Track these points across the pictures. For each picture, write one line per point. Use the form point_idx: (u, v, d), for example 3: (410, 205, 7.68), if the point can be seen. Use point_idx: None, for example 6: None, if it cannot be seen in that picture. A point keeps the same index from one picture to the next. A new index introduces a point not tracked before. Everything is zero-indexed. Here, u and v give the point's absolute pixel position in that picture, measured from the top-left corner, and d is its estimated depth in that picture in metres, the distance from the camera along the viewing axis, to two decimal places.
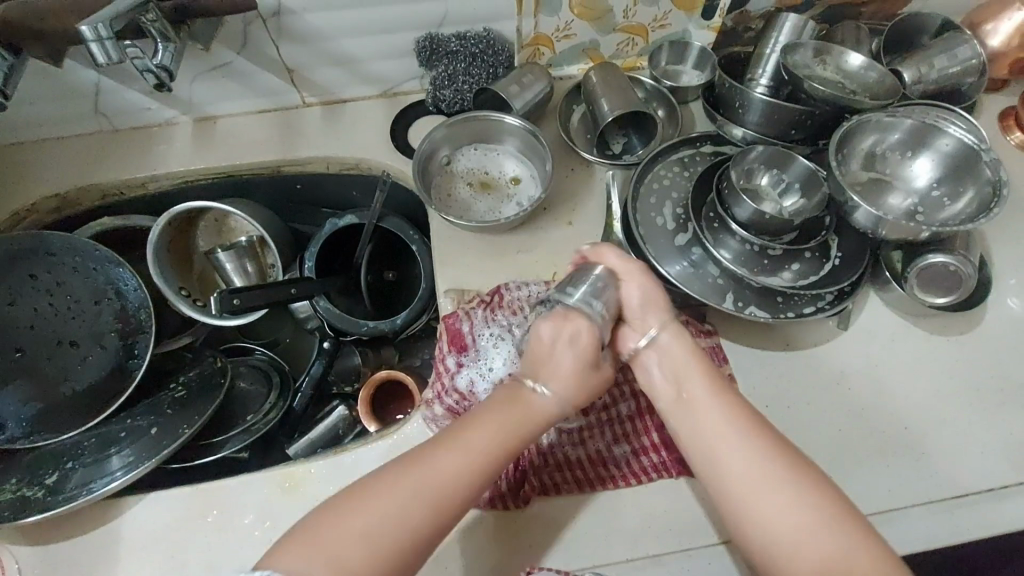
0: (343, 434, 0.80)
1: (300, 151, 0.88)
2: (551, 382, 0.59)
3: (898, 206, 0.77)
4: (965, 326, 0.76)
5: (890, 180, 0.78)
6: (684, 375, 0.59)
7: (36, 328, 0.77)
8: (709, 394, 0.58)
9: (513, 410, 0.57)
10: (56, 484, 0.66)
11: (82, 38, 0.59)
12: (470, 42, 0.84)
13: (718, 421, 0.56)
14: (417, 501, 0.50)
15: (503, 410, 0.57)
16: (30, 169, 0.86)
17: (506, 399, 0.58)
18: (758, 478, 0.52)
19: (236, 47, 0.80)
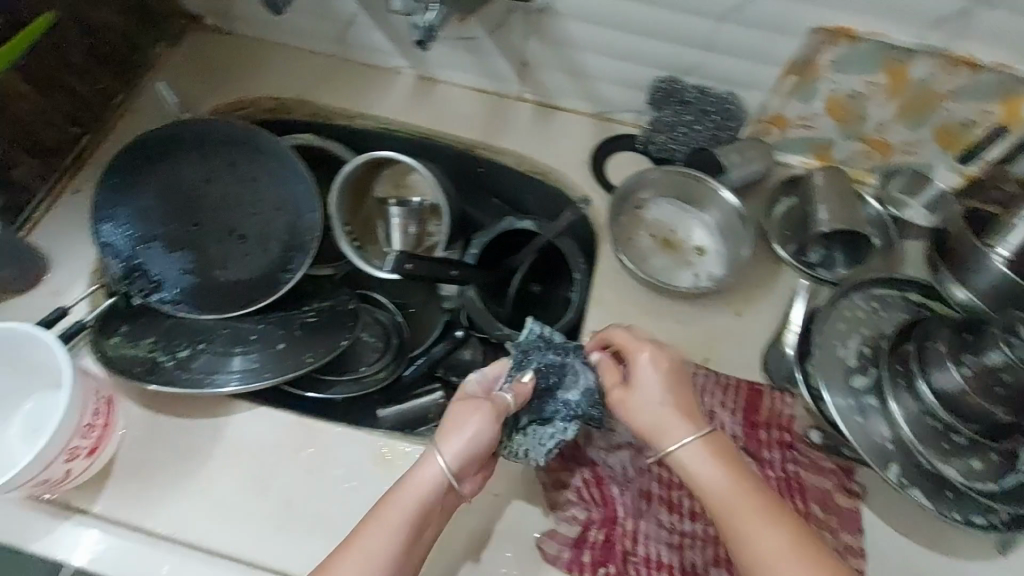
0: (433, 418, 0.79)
1: (500, 140, 0.89)
2: (451, 455, 0.55)
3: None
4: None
5: None
6: (739, 522, 0.51)
7: (216, 209, 0.81)
8: (765, 508, 0.52)
9: (432, 497, 0.54)
10: (185, 360, 0.69)
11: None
12: (708, 98, 0.81)
13: (723, 483, 0.53)
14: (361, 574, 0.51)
15: (429, 495, 0.54)
16: (264, 67, 0.91)
17: (432, 488, 0.55)
18: None
19: (490, 27, 0.81)
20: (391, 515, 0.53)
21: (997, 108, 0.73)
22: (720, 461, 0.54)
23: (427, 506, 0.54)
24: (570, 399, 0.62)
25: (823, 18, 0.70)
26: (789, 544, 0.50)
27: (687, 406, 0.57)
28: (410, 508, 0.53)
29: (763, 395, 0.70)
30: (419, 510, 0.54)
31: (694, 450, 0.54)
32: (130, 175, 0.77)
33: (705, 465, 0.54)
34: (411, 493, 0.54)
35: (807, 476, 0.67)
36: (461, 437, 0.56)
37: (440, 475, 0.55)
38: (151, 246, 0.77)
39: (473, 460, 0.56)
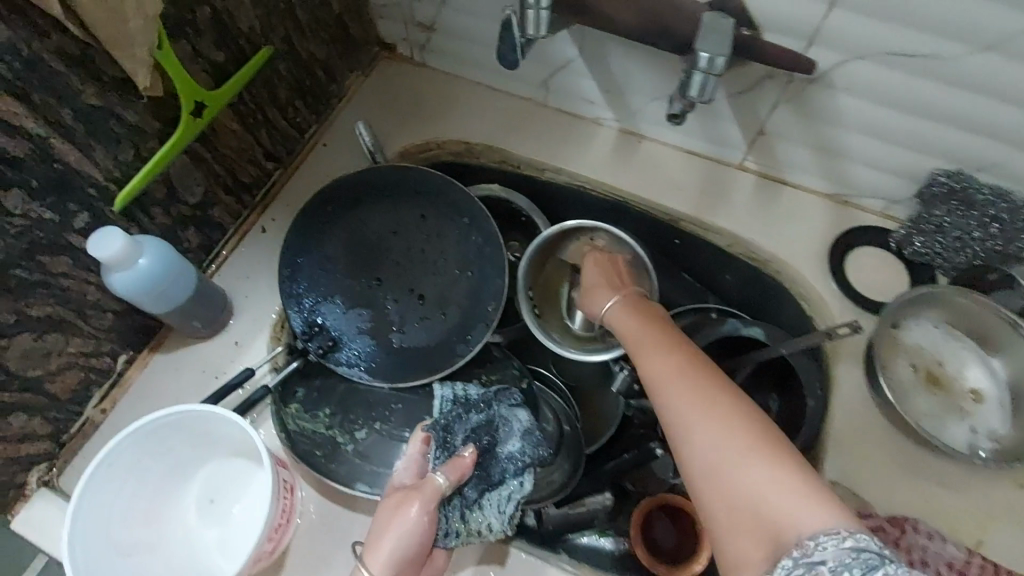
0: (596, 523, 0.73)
1: (713, 215, 0.76)
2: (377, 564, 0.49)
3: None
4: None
5: None
6: (692, 423, 0.41)
7: (398, 264, 0.74)
8: (683, 388, 0.43)
9: None
10: (363, 446, 0.64)
11: (696, 63, 0.54)
12: (1009, 203, 0.64)
13: (657, 366, 0.46)
14: None
15: None
16: (454, 106, 0.83)
17: None
18: (739, 476, 0.37)
19: (731, 90, 0.68)
20: None
21: None
22: (667, 350, 0.47)
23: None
24: (513, 451, 0.63)
25: None
26: (744, 442, 0.38)
27: (670, 343, 0.48)
28: None
29: None
30: None
31: (663, 368, 0.46)
32: (321, 223, 0.72)
33: (666, 373, 0.45)
34: None
35: None
36: (385, 541, 0.50)
37: None
38: (331, 301, 0.71)
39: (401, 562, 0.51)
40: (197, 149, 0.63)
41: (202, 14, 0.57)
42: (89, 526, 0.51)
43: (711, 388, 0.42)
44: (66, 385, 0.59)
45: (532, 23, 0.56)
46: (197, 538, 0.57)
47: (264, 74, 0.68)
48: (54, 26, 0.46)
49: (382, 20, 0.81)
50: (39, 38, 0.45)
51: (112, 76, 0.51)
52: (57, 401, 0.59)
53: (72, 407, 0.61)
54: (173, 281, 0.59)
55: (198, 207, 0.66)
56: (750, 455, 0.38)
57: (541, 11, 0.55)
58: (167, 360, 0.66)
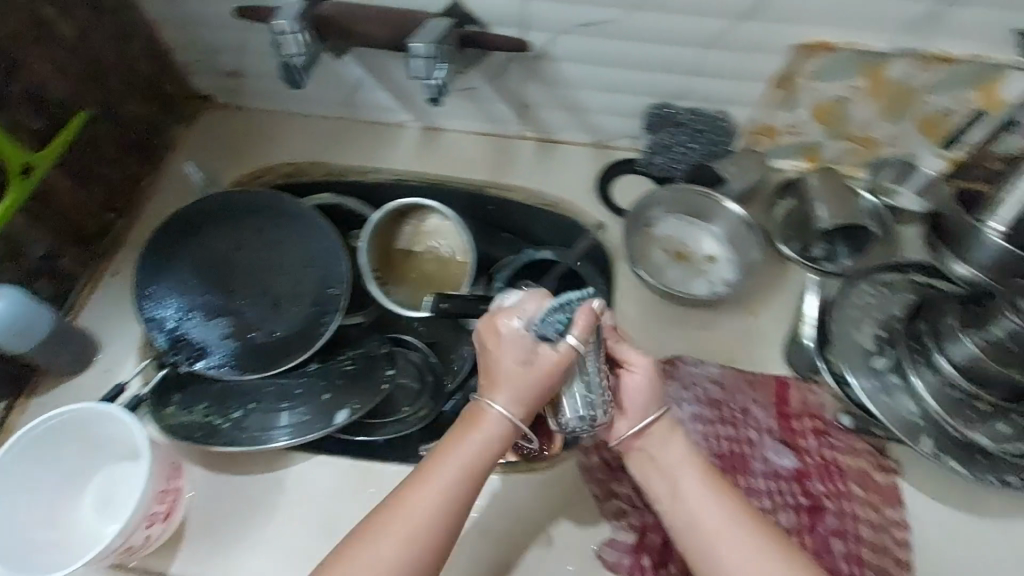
0: None
1: (507, 178, 0.94)
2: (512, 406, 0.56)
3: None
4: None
5: None
6: (678, 476, 0.61)
7: (249, 275, 0.85)
8: (703, 484, 0.60)
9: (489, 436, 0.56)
10: (239, 419, 0.74)
11: (412, 52, 0.69)
12: (700, 119, 0.86)
13: (671, 451, 0.62)
14: (426, 510, 0.53)
15: (495, 434, 0.56)
16: (277, 137, 0.96)
17: (488, 425, 0.56)
18: (726, 538, 0.57)
19: (487, 77, 0.86)
20: (461, 448, 0.55)
21: (974, 95, 0.77)
22: (679, 438, 0.62)
23: (497, 442, 0.56)
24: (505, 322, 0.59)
25: (802, 35, 0.73)
26: (740, 522, 0.57)
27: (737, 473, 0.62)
28: (471, 447, 0.55)
29: (791, 387, 0.75)
30: (477, 458, 0.55)
31: (651, 454, 0.62)
32: (172, 252, 0.83)
33: (671, 450, 0.62)
34: (476, 438, 0.55)
35: (843, 459, 0.71)
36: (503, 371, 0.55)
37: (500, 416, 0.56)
38: (192, 314, 0.81)
39: (528, 400, 0.55)
40: (32, 207, 0.74)
41: (12, 93, 0.71)
42: None
43: (718, 487, 0.60)
44: None
45: (289, 45, 0.71)
46: (99, 530, 0.65)
47: (86, 135, 0.80)
48: None
49: (194, 75, 0.93)
50: None
51: None
52: None
53: None
54: (28, 319, 0.67)
55: (46, 258, 0.77)
56: (733, 532, 0.57)
57: (284, 33, 0.70)
58: (44, 398, 0.74)
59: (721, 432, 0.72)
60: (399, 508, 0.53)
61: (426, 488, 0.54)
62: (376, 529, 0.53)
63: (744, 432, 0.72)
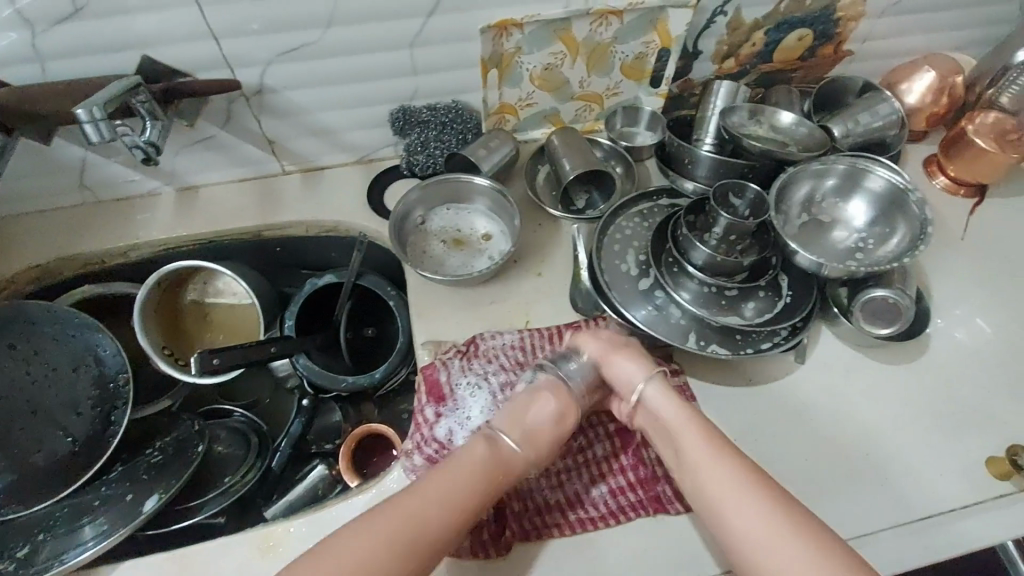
0: (323, 494, 0.79)
1: (279, 216, 0.92)
2: (518, 438, 0.67)
3: (842, 241, 0.83)
4: (900, 359, 0.84)
5: (830, 222, 0.84)
6: (678, 436, 0.64)
7: (9, 398, 0.76)
8: (709, 449, 0.62)
9: (493, 469, 0.63)
10: (26, 556, 0.66)
11: (78, 120, 0.64)
12: (440, 112, 0.91)
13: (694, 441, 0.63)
14: (421, 509, 0.58)
15: (484, 465, 0.63)
16: (10, 242, 0.87)
17: (485, 454, 0.64)
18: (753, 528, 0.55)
19: (219, 123, 0.85)
20: (467, 473, 0.61)
21: (652, 37, 0.88)
22: (676, 401, 0.67)
23: (478, 479, 0.62)
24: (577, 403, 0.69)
25: (488, 17, 0.80)
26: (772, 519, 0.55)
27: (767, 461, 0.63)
28: (484, 473, 0.62)
29: (581, 329, 0.81)
30: (472, 482, 0.61)
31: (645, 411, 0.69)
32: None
33: (670, 407, 0.67)
34: (479, 466, 0.63)
35: None
36: (529, 422, 0.68)
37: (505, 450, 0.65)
38: None
39: (524, 437, 0.67)
40: None
41: None
42: None
43: (727, 457, 0.61)
44: None
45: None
46: None
47: None
48: None
49: None
50: None
51: None
52: None
53: None
54: None
55: None
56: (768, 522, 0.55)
57: None
58: None
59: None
60: (390, 507, 0.57)
61: (421, 495, 0.59)
62: (361, 528, 0.56)
63: None
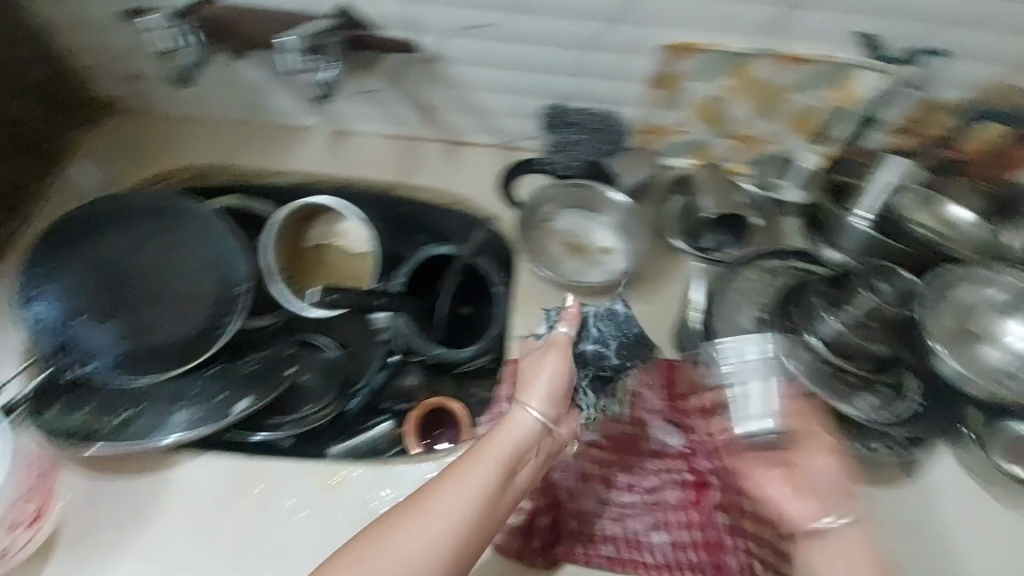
0: (383, 450, 0.81)
1: (413, 179, 0.95)
2: (537, 405, 0.63)
3: (994, 362, 0.74)
4: (1019, 502, 0.75)
5: (986, 336, 0.75)
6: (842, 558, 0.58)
7: (146, 276, 0.83)
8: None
9: (535, 446, 0.61)
10: (125, 422, 0.73)
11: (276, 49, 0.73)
12: (592, 119, 0.91)
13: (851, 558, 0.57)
14: (453, 505, 0.53)
15: (520, 445, 0.60)
16: (180, 141, 0.96)
17: (526, 434, 0.61)
18: None
19: (388, 79, 0.89)
20: (491, 458, 0.57)
21: (832, 93, 0.84)
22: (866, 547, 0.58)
23: (514, 456, 0.59)
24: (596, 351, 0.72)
25: (672, 37, 0.79)
26: None
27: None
28: (511, 445, 0.59)
29: (679, 369, 0.77)
30: (497, 470, 0.57)
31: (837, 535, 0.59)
32: (62, 256, 0.80)
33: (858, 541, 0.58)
34: (511, 437, 0.60)
35: None
36: (542, 388, 0.64)
37: (535, 423, 0.62)
38: (82, 318, 0.78)
39: (555, 404, 0.64)
40: None
41: None
42: None
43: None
44: None
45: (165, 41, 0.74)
46: None
47: None
48: None
49: (91, 81, 0.92)
50: None
51: None
52: None
53: None
54: None
55: None
56: None
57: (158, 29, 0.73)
58: None
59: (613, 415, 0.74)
60: (414, 513, 0.52)
61: (447, 507, 0.53)
62: (381, 531, 0.52)
63: (634, 414, 0.74)
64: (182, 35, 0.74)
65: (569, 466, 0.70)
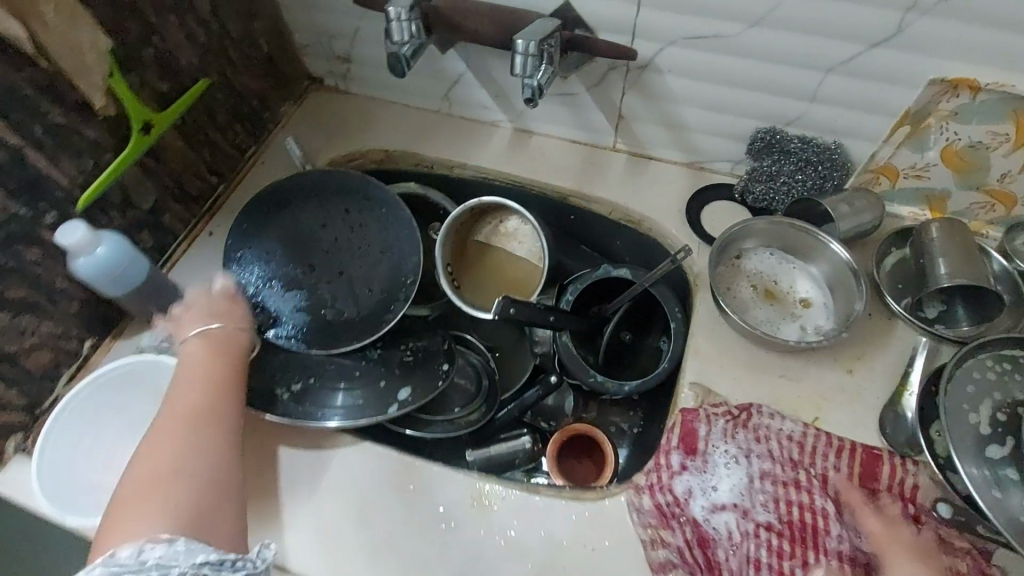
0: (519, 463, 0.81)
1: (592, 188, 0.91)
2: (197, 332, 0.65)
3: None
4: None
5: None
6: None
7: (329, 252, 0.87)
8: None
9: (213, 355, 0.63)
10: (299, 392, 0.75)
11: (515, 49, 0.68)
12: (812, 149, 0.79)
13: None
14: (162, 446, 0.53)
15: (201, 357, 0.62)
16: (373, 122, 0.98)
17: (197, 352, 0.63)
18: None
19: (589, 83, 0.84)
20: (186, 377, 0.60)
21: None
22: None
23: (199, 367, 0.61)
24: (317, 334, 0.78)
25: (945, 69, 0.67)
26: None
27: None
28: (200, 373, 0.60)
29: (881, 460, 0.66)
30: (202, 389, 0.59)
31: None
32: (265, 222, 0.85)
33: None
34: (189, 371, 0.61)
35: (940, 555, 0.61)
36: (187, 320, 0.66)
37: (200, 343, 0.64)
38: (273, 285, 0.83)
39: (210, 339, 0.64)
40: (148, 163, 0.76)
41: (146, 54, 0.72)
42: (54, 461, 0.66)
43: None
44: (38, 362, 0.70)
45: (396, 31, 0.72)
46: None
47: (204, 102, 0.83)
48: (26, 62, 0.60)
49: (308, 56, 0.97)
50: (15, 71, 0.59)
51: (72, 99, 0.65)
52: (30, 375, 0.70)
53: (45, 382, 0.72)
54: (127, 262, 0.70)
55: (152, 212, 0.79)
56: None
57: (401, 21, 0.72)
58: (126, 344, 0.78)
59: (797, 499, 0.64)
60: (141, 452, 0.53)
61: (157, 447, 0.52)
62: (145, 498, 0.50)
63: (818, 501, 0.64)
64: (408, 22, 0.72)
65: (738, 548, 0.63)
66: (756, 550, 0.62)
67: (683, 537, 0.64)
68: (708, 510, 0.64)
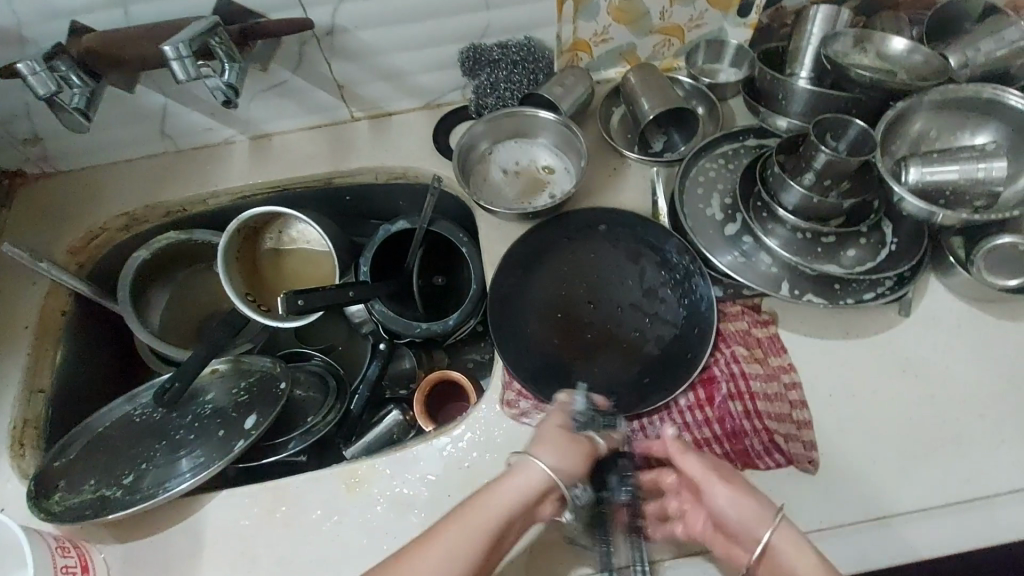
0: (398, 438, 0.80)
1: (349, 163, 0.92)
2: None
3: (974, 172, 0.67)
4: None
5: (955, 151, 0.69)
6: None
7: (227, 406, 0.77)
8: None
9: None
10: (132, 484, 0.71)
11: (166, 57, 0.65)
12: (512, 50, 0.86)
13: None
14: None
15: None
16: (102, 189, 0.91)
17: None
18: None
19: (292, 66, 0.84)
20: None
21: None
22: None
23: None
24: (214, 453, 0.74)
25: None
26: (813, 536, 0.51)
27: None
28: None
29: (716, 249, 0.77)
30: None
31: None
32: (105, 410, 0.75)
33: None
34: None
35: (724, 325, 0.73)
36: None
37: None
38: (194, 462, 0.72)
39: None
40: None
41: None
42: None
43: None
44: None
45: (38, 84, 0.65)
46: None
47: None
48: None
49: None
50: None
51: None
52: None
53: None
54: None
55: None
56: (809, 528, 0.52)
57: (41, 71, 0.65)
58: None
59: (637, 288, 0.77)
60: None
61: None
62: None
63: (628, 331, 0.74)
64: (46, 70, 0.66)
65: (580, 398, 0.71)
66: (670, 323, 0.74)
67: (650, 379, 0.71)
68: (611, 352, 0.74)
